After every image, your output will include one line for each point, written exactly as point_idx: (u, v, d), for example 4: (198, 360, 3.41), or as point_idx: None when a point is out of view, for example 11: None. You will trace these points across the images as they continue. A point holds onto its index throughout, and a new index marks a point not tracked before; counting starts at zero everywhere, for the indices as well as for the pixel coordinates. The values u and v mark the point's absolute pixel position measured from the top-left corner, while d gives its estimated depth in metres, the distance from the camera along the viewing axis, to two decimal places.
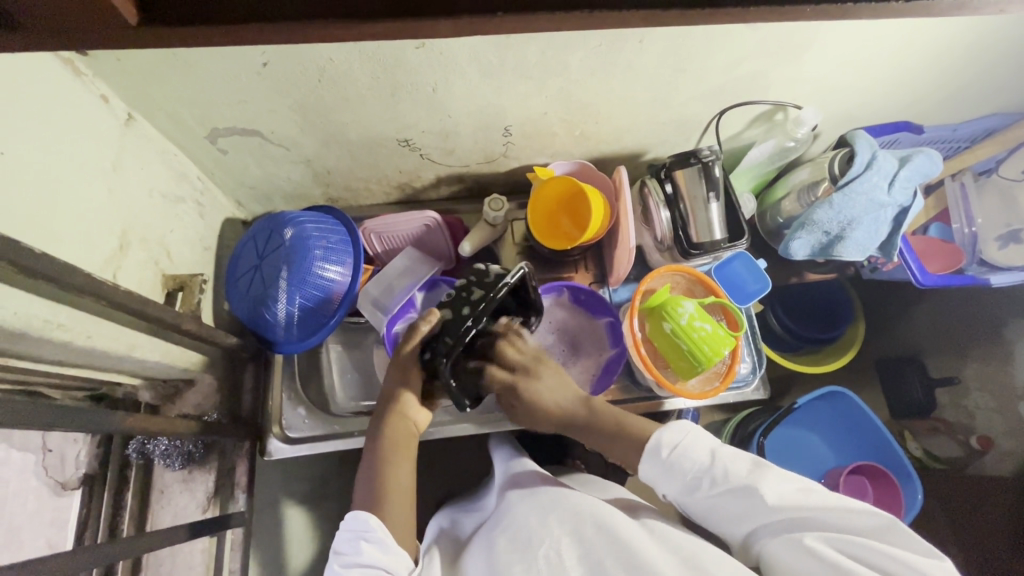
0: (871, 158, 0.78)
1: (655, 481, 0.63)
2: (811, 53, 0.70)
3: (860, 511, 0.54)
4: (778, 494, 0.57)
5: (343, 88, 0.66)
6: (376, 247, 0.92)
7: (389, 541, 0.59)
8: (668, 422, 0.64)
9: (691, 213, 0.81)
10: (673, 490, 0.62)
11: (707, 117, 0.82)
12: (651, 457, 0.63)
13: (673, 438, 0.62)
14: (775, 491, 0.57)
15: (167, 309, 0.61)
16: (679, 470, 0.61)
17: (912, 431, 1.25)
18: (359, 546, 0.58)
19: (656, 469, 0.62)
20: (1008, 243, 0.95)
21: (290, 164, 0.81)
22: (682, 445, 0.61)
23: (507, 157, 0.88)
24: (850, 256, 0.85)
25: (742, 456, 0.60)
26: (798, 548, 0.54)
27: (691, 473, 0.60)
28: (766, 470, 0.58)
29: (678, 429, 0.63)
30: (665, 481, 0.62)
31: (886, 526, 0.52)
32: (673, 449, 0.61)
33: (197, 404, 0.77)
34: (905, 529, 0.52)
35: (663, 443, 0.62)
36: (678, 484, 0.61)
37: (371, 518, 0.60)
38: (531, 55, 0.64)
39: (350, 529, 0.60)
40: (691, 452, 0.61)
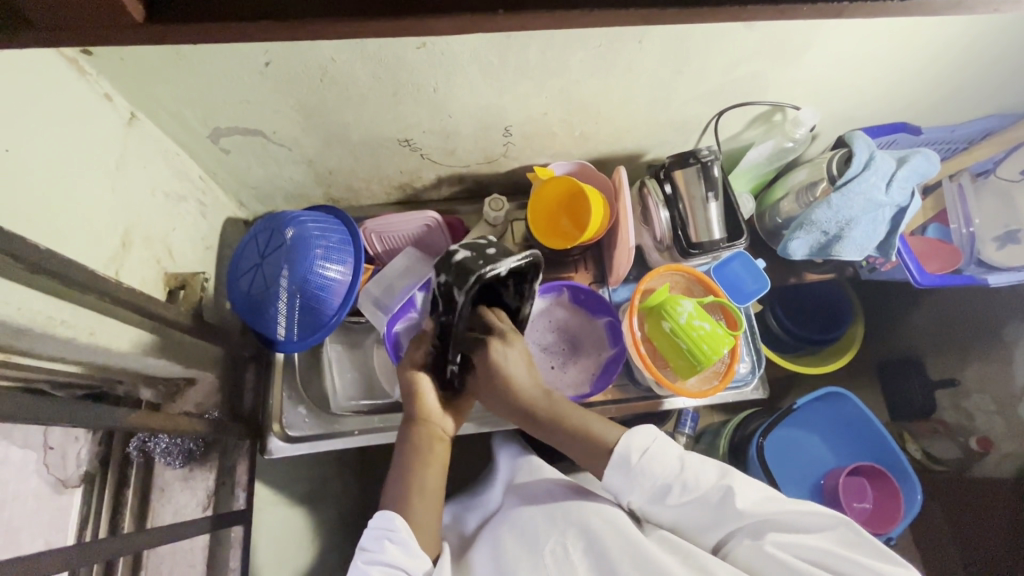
0: (869, 158, 0.78)
1: (620, 491, 0.63)
2: (809, 54, 0.70)
3: (821, 514, 0.56)
4: (748, 500, 0.58)
5: (344, 89, 0.67)
6: (376, 246, 0.93)
7: (414, 543, 0.59)
8: (635, 427, 0.64)
9: (690, 213, 0.81)
10: (640, 498, 0.62)
11: (706, 118, 0.83)
12: (618, 465, 0.62)
13: (642, 443, 0.62)
14: (745, 494, 0.58)
15: (178, 312, 0.63)
16: (646, 477, 0.61)
17: (912, 432, 1.27)
18: (383, 545, 0.59)
19: (624, 478, 0.62)
20: (1006, 243, 0.95)
21: (291, 164, 0.81)
22: (651, 451, 0.62)
23: (507, 158, 0.88)
24: (849, 255, 0.85)
25: (711, 464, 0.62)
26: (761, 552, 0.56)
27: (660, 480, 0.61)
28: (739, 477, 0.60)
29: (646, 434, 0.63)
30: (630, 490, 0.62)
31: (844, 530, 0.55)
32: (642, 455, 0.62)
33: (199, 402, 0.77)
34: (868, 534, 0.54)
35: (632, 450, 0.62)
36: (646, 490, 0.61)
37: (397, 517, 0.60)
38: (531, 56, 0.65)
39: (376, 527, 0.61)
40: (657, 458, 0.61)
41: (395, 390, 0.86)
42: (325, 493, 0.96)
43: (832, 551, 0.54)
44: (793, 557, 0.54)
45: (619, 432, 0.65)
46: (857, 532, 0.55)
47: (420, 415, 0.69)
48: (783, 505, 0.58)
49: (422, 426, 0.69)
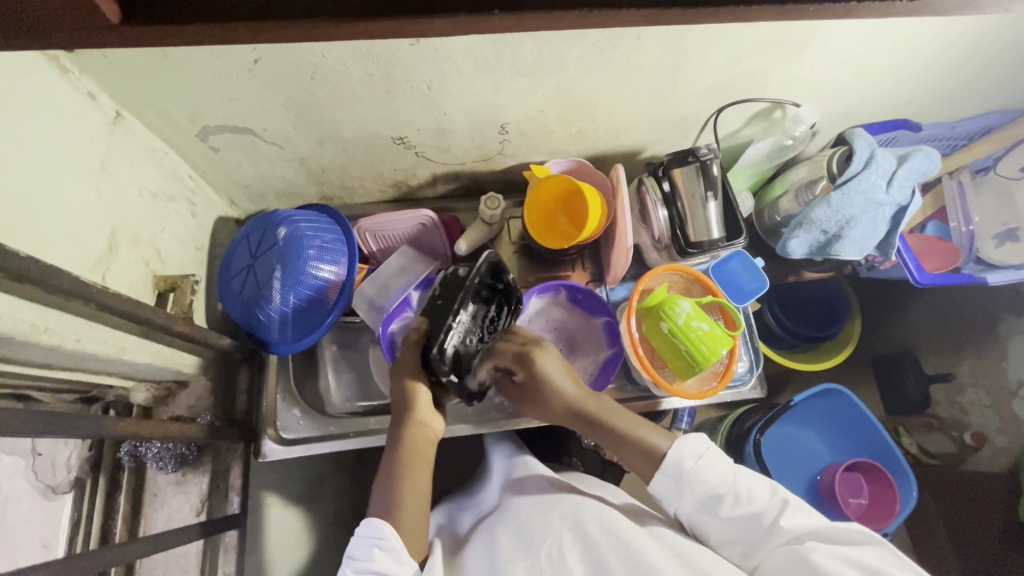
0: (870, 156, 0.77)
1: (668, 496, 0.63)
2: (809, 50, 0.69)
3: (861, 530, 0.56)
4: (794, 521, 0.59)
5: (335, 86, 0.65)
6: (371, 245, 0.92)
7: (402, 551, 0.59)
8: (687, 435, 0.65)
9: (689, 212, 0.80)
10: (687, 506, 0.62)
11: (705, 115, 0.82)
12: (669, 471, 0.63)
13: (695, 451, 0.63)
14: (796, 513, 0.59)
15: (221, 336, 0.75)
16: (699, 484, 0.61)
17: (907, 427, 1.26)
18: (372, 553, 0.58)
19: (672, 484, 0.63)
20: (1005, 241, 0.94)
21: (283, 162, 0.80)
22: (706, 458, 0.62)
23: (503, 155, 0.87)
24: (849, 255, 0.83)
25: (761, 479, 0.62)
26: (797, 561, 0.55)
27: (711, 487, 0.61)
28: (782, 496, 0.61)
29: (700, 442, 0.64)
30: (676, 497, 0.63)
31: (886, 550, 0.55)
32: (697, 461, 0.62)
33: (190, 406, 0.76)
34: (907, 557, 0.54)
35: (686, 456, 0.63)
36: (696, 498, 0.61)
37: (385, 525, 0.60)
38: (527, 52, 0.63)
39: (363, 536, 0.60)
40: (711, 466, 0.62)
41: (390, 391, 0.86)
42: (322, 493, 0.96)
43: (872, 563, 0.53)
44: (829, 563, 0.53)
45: (669, 437, 0.67)
46: (897, 554, 0.54)
47: (414, 418, 0.70)
48: (822, 524, 0.58)
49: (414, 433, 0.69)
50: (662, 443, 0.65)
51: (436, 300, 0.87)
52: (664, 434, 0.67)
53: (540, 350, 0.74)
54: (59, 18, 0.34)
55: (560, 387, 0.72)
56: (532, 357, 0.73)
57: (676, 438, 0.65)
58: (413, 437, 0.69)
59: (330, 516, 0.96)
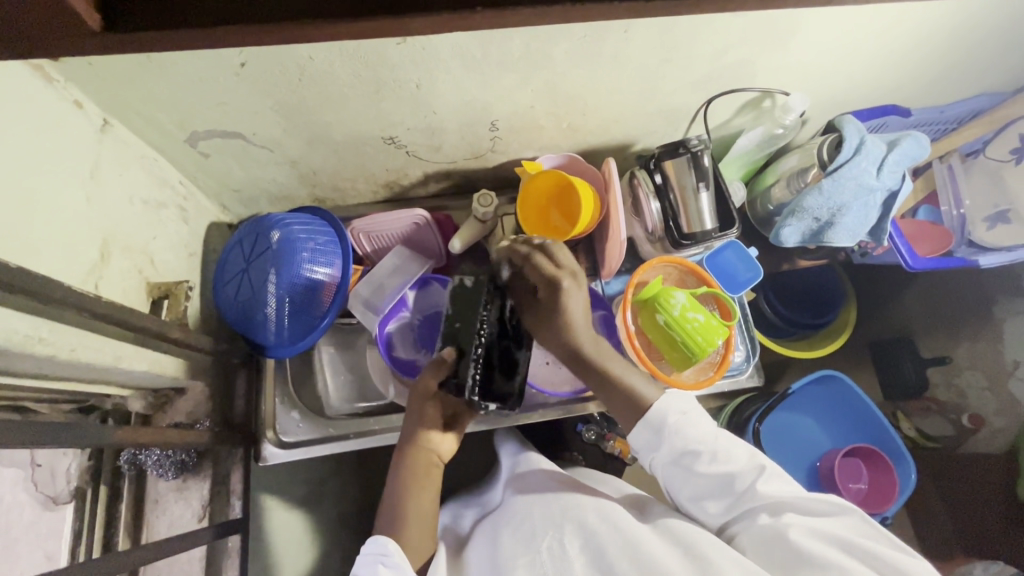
0: (859, 143, 0.77)
1: (647, 448, 0.64)
2: (796, 39, 0.69)
3: (836, 502, 0.58)
4: (771, 488, 0.60)
5: (323, 87, 0.65)
6: (365, 246, 0.92)
7: (406, 566, 0.59)
8: (672, 392, 0.65)
9: (681, 203, 0.80)
10: (664, 459, 0.63)
11: (694, 106, 0.82)
12: (653, 425, 0.63)
13: (678, 407, 0.64)
14: (772, 480, 0.60)
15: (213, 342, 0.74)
16: (680, 437, 0.62)
17: (906, 411, 1.28)
18: (376, 569, 0.58)
19: (653, 435, 0.63)
20: (996, 223, 0.94)
21: (273, 165, 0.79)
22: (687, 415, 0.63)
23: (495, 152, 0.87)
24: (841, 242, 0.83)
25: (739, 443, 0.63)
26: (776, 531, 0.56)
27: (692, 442, 0.61)
28: (759, 462, 0.61)
29: (683, 401, 0.65)
30: (654, 449, 0.63)
31: (860, 522, 0.56)
32: (679, 416, 0.63)
33: (189, 412, 0.76)
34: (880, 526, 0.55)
35: (669, 410, 0.63)
36: (676, 453, 0.62)
37: (389, 542, 0.61)
38: (514, 48, 0.63)
39: (369, 553, 0.61)
40: (693, 423, 0.62)
41: (390, 391, 0.85)
42: (326, 495, 0.97)
43: (848, 537, 0.54)
44: (809, 539, 0.55)
45: (653, 390, 0.67)
46: (871, 524, 0.55)
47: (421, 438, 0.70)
48: (796, 493, 0.60)
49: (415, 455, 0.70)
50: (652, 397, 0.65)
51: (431, 299, 0.88)
52: (649, 386, 0.67)
53: (575, 282, 0.68)
54: (40, 23, 0.33)
55: (574, 325, 0.68)
56: (562, 287, 0.67)
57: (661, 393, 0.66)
58: (418, 455, 0.70)
59: (334, 518, 0.97)
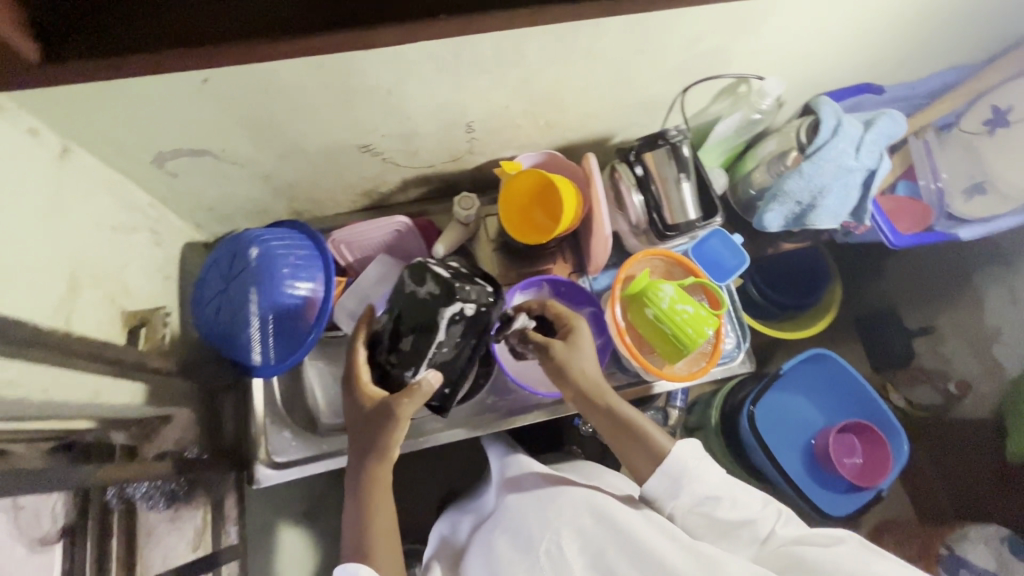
0: (838, 123, 0.77)
1: (665, 497, 0.65)
2: (768, 23, 0.69)
3: (839, 533, 0.62)
4: (786, 531, 0.63)
5: (292, 99, 0.63)
6: (347, 256, 0.91)
7: None
8: (685, 440, 0.68)
9: (664, 195, 0.80)
10: (683, 505, 0.65)
11: (671, 95, 0.82)
12: (670, 474, 0.65)
13: (694, 454, 0.67)
14: (785, 524, 0.63)
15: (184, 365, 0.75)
16: (699, 483, 0.65)
17: (895, 382, 1.32)
18: None
19: (669, 485, 0.65)
20: (973, 194, 0.96)
21: (246, 181, 0.77)
22: (704, 461, 0.66)
23: (473, 154, 0.85)
24: (824, 224, 0.84)
25: (752, 490, 0.66)
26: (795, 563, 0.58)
27: (710, 489, 0.64)
28: (774, 507, 0.65)
29: (697, 447, 0.68)
30: (673, 497, 0.65)
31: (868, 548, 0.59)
32: (697, 462, 0.66)
33: (177, 439, 0.72)
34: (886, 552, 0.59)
35: (688, 457, 0.66)
36: (695, 499, 0.64)
37: (361, 568, 0.61)
38: (485, 48, 0.62)
39: None
40: (709, 469, 0.66)
41: None
42: None
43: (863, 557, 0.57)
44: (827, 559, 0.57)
45: (666, 437, 0.69)
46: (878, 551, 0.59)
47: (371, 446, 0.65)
48: (808, 532, 0.63)
49: (373, 460, 0.65)
50: (666, 444, 0.68)
51: None
52: (662, 433, 0.70)
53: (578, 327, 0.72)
54: None
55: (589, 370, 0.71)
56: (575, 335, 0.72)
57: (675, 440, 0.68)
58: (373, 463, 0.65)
59: None
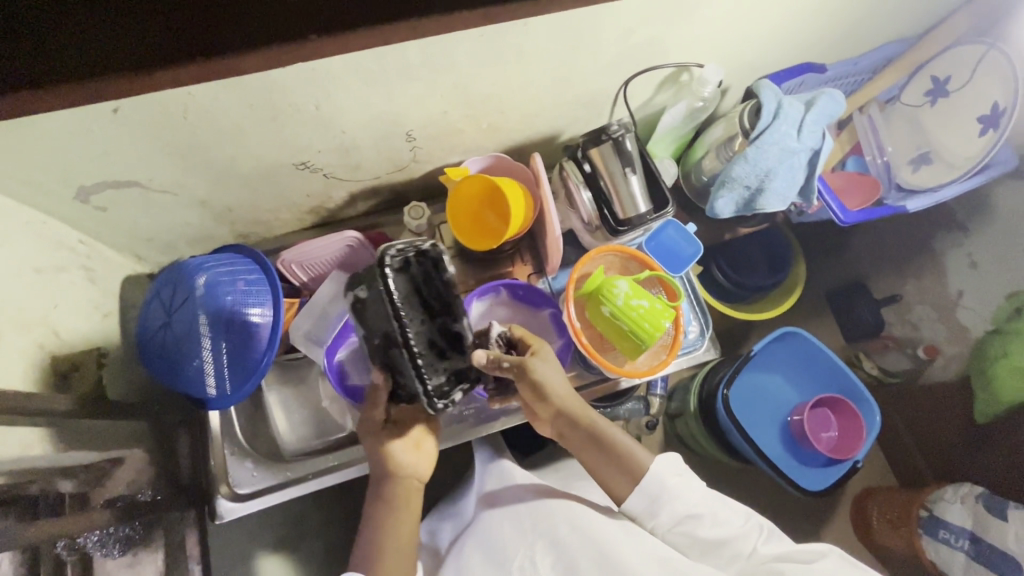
0: (778, 107, 0.77)
1: (646, 514, 0.63)
2: (699, 10, 0.68)
3: (820, 547, 0.60)
4: (769, 548, 0.61)
5: (213, 122, 0.60)
6: (300, 276, 0.89)
7: None
8: (664, 454, 0.66)
9: (613, 189, 0.79)
10: (663, 523, 0.62)
11: (613, 89, 0.81)
12: (647, 491, 0.63)
13: (674, 468, 0.64)
14: (767, 540, 0.62)
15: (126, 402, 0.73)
16: (680, 500, 0.62)
17: (866, 352, 1.37)
18: None
19: (649, 503, 0.63)
20: (920, 165, 0.96)
21: (182, 208, 0.74)
22: (685, 476, 0.64)
23: (418, 162, 0.83)
24: (774, 207, 0.83)
25: (734, 507, 0.64)
26: None
27: (691, 506, 0.62)
28: (756, 523, 0.63)
29: (677, 462, 0.66)
30: (652, 516, 0.63)
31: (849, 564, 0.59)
32: (678, 478, 0.64)
33: (130, 482, 0.70)
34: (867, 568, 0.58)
35: (668, 473, 0.64)
36: (676, 517, 0.62)
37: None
38: (412, 56, 0.60)
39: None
40: (689, 484, 0.63)
41: (348, 421, 0.85)
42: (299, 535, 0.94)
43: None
44: None
45: (645, 452, 0.67)
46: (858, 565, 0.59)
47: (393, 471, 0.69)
48: (790, 548, 0.61)
49: (397, 483, 0.68)
50: (646, 459, 0.66)
51: None
52: (642, 448, 0.68)
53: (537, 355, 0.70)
54: None
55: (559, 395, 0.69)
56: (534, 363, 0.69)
57: (653, 455, 0.66)
58: (395, 485, 0.68)
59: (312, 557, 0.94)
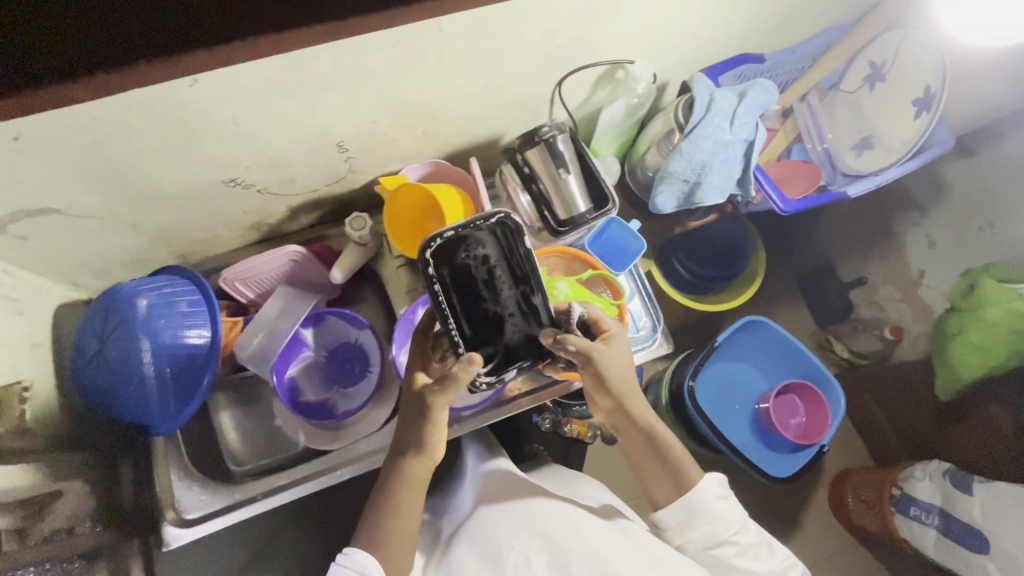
0: (710, 99, 0.77)
1: (677, 525, 0.66)
2: (622, 8, 0.68)
3: None
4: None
5: (126, 143, 0.59)
6: (247, 293, 0.88)
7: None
8: (710, 475, 0.67)
9: (550, 191, 0.78)
10: (694, 541, 0.65)
11: (548, 90, 0.80)
12: (688, 506, 0.65)
13: (718, 491, 0.66)
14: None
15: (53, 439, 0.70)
16: (718, 522, 0.65)
17: (837, 335, 1.31)
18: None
19: (683, 514, 0.65)
20: (863, 150, 0.96)
21: (112, 232, 0.73)
22: (731, 504, 0.66)
23: (356, 173, 0.83)
24: (713, 200, 0.84)
25: (773, 546, 0.67)
26: None
27: (727, 530, 0.65)
28: (784, 561, 0.66)
29: (723, 486, 0.68)
30: (684, 527, 0.65)
31: None
32: (722, 500, 0.66)
33: (70, 514, 0.68)
34: None
35: (710, 492, 0.65)
36: (709, 538, 0.65)
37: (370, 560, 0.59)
38: (327, 67, 0.59)
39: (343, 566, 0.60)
40: (732, 512, 0.66)
41: (301, 436, 0.85)
42: None
43: None
44: None
45: (693, 468, 0.68)
46: None
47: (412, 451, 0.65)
48: None
49: (413, 464, 0.65)
50: (692, 472, 0.67)
51: (329, 333, 0.89)
52: (689, 461, 0.68)
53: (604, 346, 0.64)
54: None
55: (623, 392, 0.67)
56: (595, 359, 0.63)
57: (699, 471, 0.68)
58: (413, 468, 0.65)
59: None
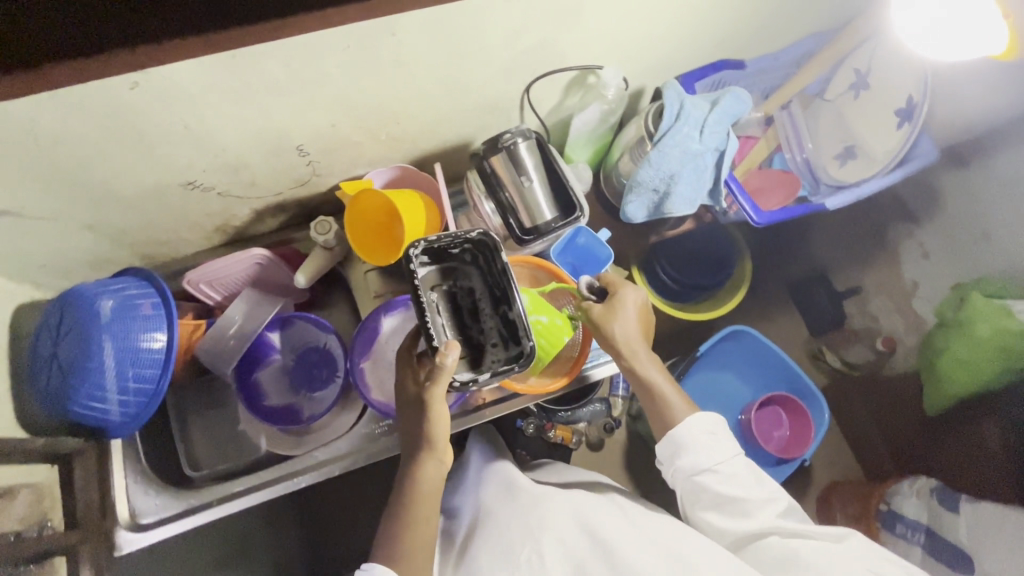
0: (680, 108, 0.75)
1: (667, 459, 0.67)
2: (585, 13, 0.66)
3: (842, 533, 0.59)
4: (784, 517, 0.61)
5: (71, 145, 0.58)
6: (214, 295, 0.86)
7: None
8: (707, 414, 0.67)
9: (514, 199, 0.77)
10: (683, 470, 0.65)
11: (516, 95, 0.79)
12: (683, 449, 0.65)
13: (706, 427, 0.66)
14: (783, 508, 0.62)
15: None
16: (698, 453, 0.64)
17: (832, 344, 1.29)
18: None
19: (678, 452, 0.65)
20: (846, 159, 0.93)
21: (69, 233, 0.72)
22: (716, 435, 0.65)
23: (321, 176, 0.82)
24: (682, 211, 0.82)
25: (764, 478, 0.65)
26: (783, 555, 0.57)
27: (710, 460, 0.64)
28: (778, 495, 0.63)
29: (715, 422, 0.66)
30: (675, 460, 0.66)
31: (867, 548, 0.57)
32: (709, 435, 0.65)
33: (22, 517, 0.69)
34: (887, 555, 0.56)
35: (697, 430, 0.65)
36: (692, 467, 0.64)
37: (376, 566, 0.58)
38: (275, 71, 0.58)
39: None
40: (717, 444, 0.65)
41: (262, 442, 0.85)
42: None
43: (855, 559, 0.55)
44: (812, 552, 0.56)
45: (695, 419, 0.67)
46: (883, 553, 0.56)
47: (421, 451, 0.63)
48: (810, 527, 0.61)
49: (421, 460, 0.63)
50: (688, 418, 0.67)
51: (295, 336, 0.87)
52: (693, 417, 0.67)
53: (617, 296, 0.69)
54: None
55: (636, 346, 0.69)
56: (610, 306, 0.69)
57: (697, 417, 0.67)
58: (423, 467, 0.63)
59: None
